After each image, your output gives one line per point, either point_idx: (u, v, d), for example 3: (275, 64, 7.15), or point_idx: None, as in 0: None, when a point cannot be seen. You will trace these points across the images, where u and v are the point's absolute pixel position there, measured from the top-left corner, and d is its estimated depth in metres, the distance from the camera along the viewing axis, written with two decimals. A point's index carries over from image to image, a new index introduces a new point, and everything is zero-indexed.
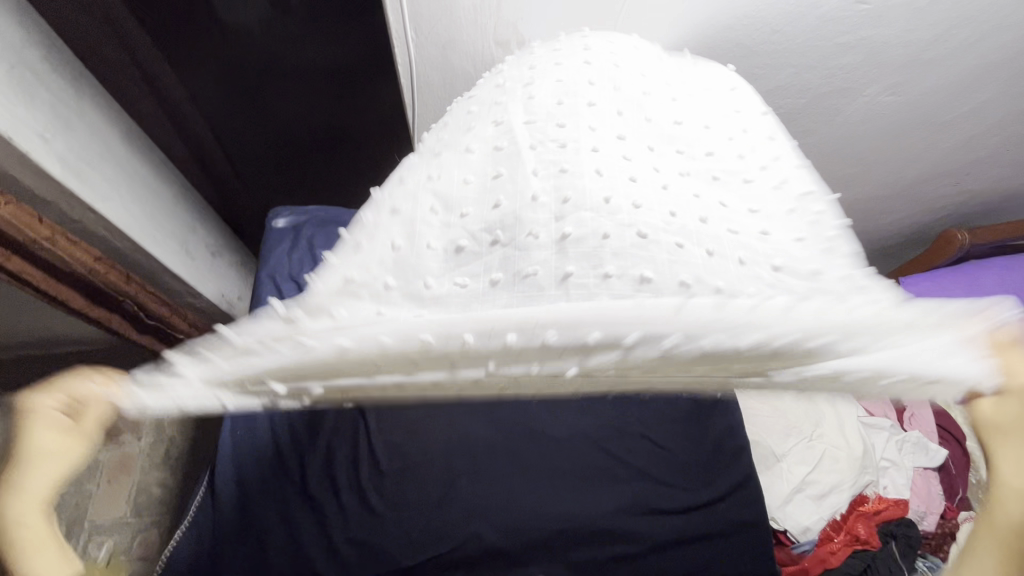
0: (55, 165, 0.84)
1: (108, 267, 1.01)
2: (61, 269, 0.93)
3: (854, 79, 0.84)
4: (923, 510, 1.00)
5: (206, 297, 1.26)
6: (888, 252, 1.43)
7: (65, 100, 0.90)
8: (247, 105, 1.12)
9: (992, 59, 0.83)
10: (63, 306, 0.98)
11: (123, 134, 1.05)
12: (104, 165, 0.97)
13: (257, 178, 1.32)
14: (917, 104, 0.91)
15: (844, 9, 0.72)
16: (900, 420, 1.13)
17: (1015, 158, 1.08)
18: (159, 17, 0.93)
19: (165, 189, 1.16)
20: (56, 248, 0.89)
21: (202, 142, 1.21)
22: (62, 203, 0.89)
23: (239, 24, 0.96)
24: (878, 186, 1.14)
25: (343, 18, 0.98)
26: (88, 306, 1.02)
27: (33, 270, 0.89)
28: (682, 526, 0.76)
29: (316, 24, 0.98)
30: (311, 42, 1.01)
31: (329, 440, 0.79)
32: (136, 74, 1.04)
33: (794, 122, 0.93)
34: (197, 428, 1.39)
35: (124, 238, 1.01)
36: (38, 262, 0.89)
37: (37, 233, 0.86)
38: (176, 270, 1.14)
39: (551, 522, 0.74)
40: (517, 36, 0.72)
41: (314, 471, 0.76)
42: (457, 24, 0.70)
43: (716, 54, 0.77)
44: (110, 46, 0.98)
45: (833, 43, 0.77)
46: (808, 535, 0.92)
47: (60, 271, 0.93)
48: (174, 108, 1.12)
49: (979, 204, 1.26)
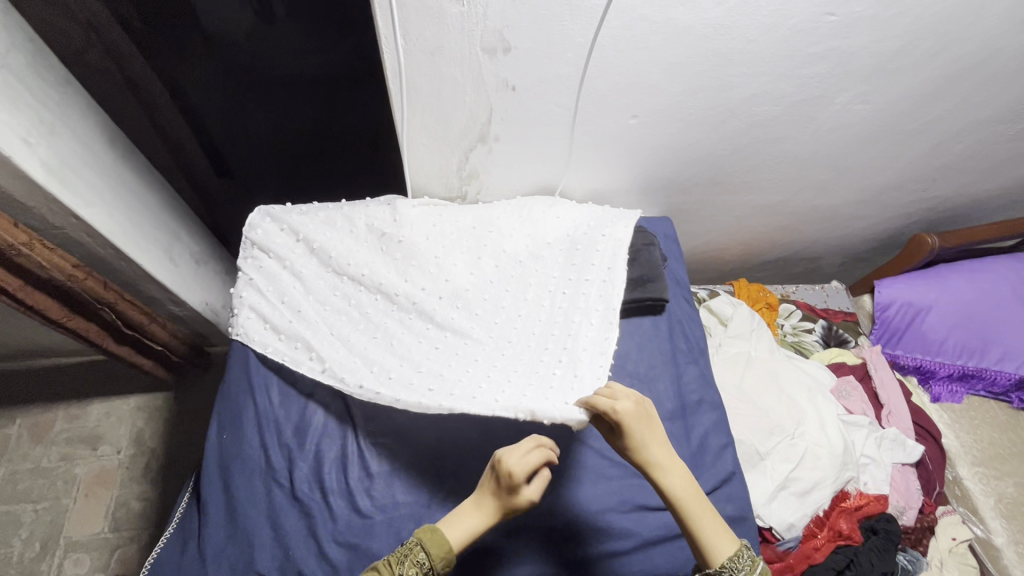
0: (38, 170, 0.83)
1: (87, 275, 1.02)
2: (38, 275, 0.95)
3: (824, 88, 0.88)
4: (902, 504, 1.04)
5: (190, 306, 1.24)
6: (862, 257, 1.48)
7: (51, 107, 0.90)
8: (233, 113, 1.18)
9: (953, 69, 0.88)
10: (40, 314, 1.01)
11: (109, 139, 1.05)
12: (89, 171, 0.97)
13: (246, 187, 1.33)
14: (883, 113, 0.95)
15: (813, 20, 0.75)
16: (878, 418, 1.16)
17: (978, 164, 1.14)
18: (145, 27, 1.02)
19: (151, 195, 1.16)
20: (34, 255, 0.92)
21: (188, 153, 1.23)
22: (44, 208, 0.88)
23: (223, 32, 1.07)
24: (850, 194, 1.18)
25: (331, 24, 1.10)
26: (67, 315, 1.05)
27: (11, 279, 0.92)
28: (668, 523, 0.77)
29: (307, 28, 1.10)
30: (299, 48, 1.12)
31: (318, 441, 0.77)
32: (123, 87, 1.08)
33: (770, 130, 0.96)
34: (179, 440, 1.37)
35: (107, 244, 1.00)
36: (16, 270, 0.92)
37: (15, 239, 0.89)
38: (160, 277, 1.14)
39: (539, 521, 0.75)
40: (503, 44, 0.74)
41: (302, 474, 0.75)
42: (444, 32, 0.71)
43: (695, 63, 0.80)
44: (93, 52, 1.01)
45: (803, 53, 0.81)
46: (792, 532, 0.94)
47: (38, 278, 0.96)
48: (159, 120, 1.16)
49: (946, 210, 1.31)
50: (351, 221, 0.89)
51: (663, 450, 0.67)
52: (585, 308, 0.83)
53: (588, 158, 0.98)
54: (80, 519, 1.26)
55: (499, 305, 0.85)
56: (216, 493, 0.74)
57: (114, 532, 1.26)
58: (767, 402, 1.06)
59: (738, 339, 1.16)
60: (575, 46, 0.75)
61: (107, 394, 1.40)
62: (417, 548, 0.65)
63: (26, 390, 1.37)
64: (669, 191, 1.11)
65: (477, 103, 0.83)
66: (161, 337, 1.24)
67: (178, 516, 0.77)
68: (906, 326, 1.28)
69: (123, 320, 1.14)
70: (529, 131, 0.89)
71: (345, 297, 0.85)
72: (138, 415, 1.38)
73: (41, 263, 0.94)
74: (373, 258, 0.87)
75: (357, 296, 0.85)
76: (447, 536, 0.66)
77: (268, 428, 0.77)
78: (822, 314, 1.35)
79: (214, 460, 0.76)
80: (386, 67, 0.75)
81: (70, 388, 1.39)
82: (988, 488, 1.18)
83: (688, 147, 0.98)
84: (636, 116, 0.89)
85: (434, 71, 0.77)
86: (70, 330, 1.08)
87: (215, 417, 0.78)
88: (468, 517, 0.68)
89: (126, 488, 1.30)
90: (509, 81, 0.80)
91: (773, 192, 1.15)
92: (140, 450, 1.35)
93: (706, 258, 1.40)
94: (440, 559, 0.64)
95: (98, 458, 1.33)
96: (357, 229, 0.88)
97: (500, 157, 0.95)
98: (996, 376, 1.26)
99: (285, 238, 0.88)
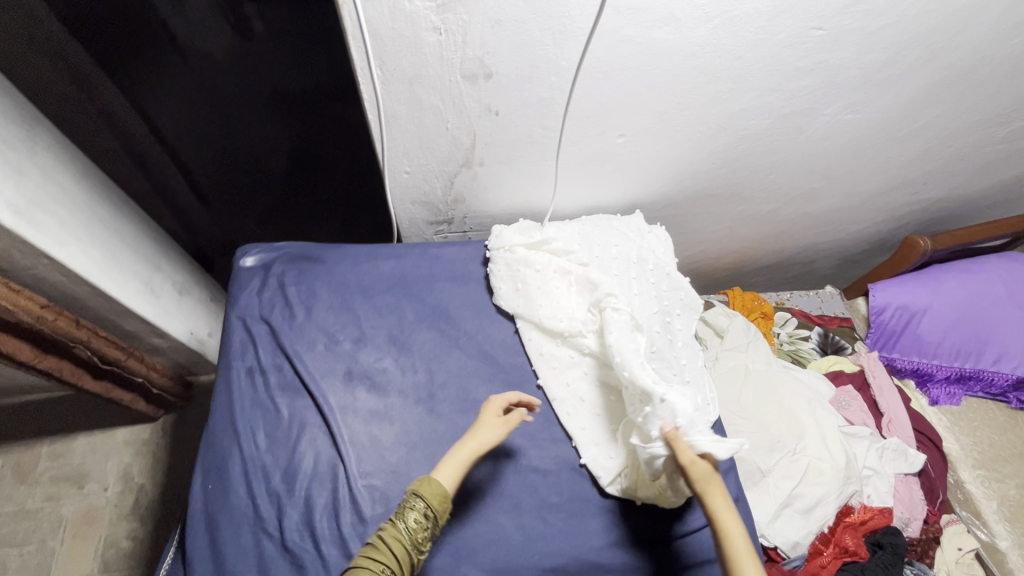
0: (4, 213, 0.80)
1: (57, 315, 0.99)
2: (6, 319, 0.91)
3: (813, 100, 0.86)
4: (907, 516, 1.03)
5: (175, 337, 1.20)
6: (855, 260, 1.46)
7: (16, 144, 0.86)
8: (209, 143, 1.17)
9: (941, 77, 0.87)
10: (9, 358, 0.97)
11: (79, 173, 1.01)
12: (59, 209, 0.93)
13: (226, 215, 1.31)
14: (873, 121, 0.94)
15: (800, 35, 0.74)
16: (878, 428, 1.14)
17: (968, 166, 1.13)
18: (87, 31, 0.98)
19: (128, 225, 1.12)
20: None
21: (165, 181, 1.23)
22: (12, 249, 0.85)
23: (202, 48, 1.02)
24: (840, 201, 1.17)
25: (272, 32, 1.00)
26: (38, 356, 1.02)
27: None
28: (673, 555, 0.75)
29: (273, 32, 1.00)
30: (277, 47, 1.02)
31: (307, 486, 0.74)
32: (93, 111, 1.09)
33: (760, 142, 0.95)
34: (168, 475, 1.33)
35: (82, 282, 0.96)
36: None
37: None
38: (140, 311, 1.10)
39: (542, 560, 0.73)
40: (483, 70, 0.71)
41: (292, 522, 0.71)
42: (421, 61, 0.69)
43: (681, 81, 0.78)
44: (59, 81, 1.03)
45: (792, 67, 0.79)
46: (798, 550, 0.92)
47: (4, 321, 0.92)
48: (132, 145, 1.15)
49: (936, 212, 1.30)
50: (369, 328, 0.87)
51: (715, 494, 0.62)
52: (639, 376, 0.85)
53: (575, 179, 0.96)
54: (68, 561, 1.23)
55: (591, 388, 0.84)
56: (202, 547, 0.71)
57: (105, 573, 1.22)
58: (767, 418, 1.04)
59: (735, 352, 1.15)
60: (559, 69, 0.72)
61: (92, 429, 1.36)
62: (414, 499, 0.64)
63: (7, 430, 1.33)
64: (660, 205, 1.09)
65: (460, 129, 0.81)
66: (139, 372, 1.20)
67: (164, 569, 0.73)
68: (901, 329, 1.27)
69: (101, 357, 1.10)
70: (513, 154, 0.87)
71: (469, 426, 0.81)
72: (125, 450, 1.34)
73: (7, 306, 0.90)
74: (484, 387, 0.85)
75: (464, 411, 0.82)
76: (440, 480, 0.66)
77: (255, 474, 0.74)
78: (817, 321, 1.33)
79: (199, 509, 0.73)
80: (364, 98, 0.74)
81: (52, 424, 1.35)
82: (991, 491, 1.17)
83: (678, 163, 0.96)
84: (624, 135, 0.86)
85: (413, 100, 0.75)
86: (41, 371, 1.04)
87: (199, 466, 0.75)
88: (455, 460, 0.68)
89: (115, 527, 1.27)
90: (491, 107, 0.77)
91: (765, 201, 1.14)
92: (129, 486, 1.31)
93: (700, 268, 1.38)
94: (434, 498, 0.64)
95: (85, 496, 1.29)
96: (379, 342, 0.86)
97: (486, 179, 0.93)
98: (994, 377, 1.25)
99: (327, 367, 0.83)
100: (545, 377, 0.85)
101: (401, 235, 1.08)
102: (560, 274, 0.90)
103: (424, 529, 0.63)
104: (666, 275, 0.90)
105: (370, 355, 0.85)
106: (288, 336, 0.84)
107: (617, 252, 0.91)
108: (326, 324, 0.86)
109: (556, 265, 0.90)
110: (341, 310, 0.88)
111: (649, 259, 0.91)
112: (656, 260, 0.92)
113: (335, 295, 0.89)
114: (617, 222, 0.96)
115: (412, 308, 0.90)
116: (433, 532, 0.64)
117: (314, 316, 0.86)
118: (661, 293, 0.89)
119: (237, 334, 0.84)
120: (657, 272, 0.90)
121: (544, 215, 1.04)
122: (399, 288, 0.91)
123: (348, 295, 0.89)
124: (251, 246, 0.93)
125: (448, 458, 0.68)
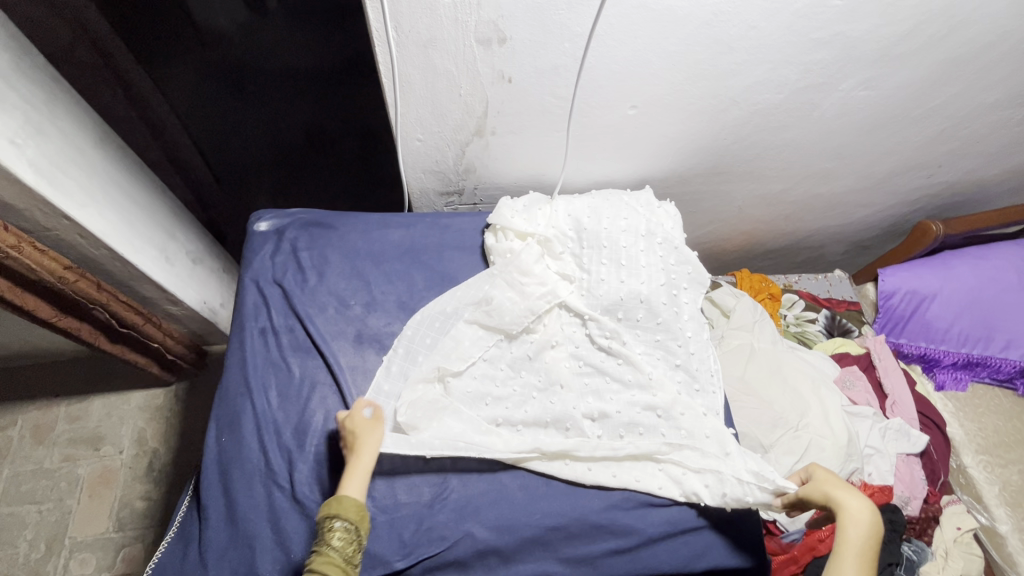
0: (27, 171, 0.82)
1: (78, 276, 1.01)
2: (27, 276, 0.94)
3: (828, 75, 0.86)
4: (907, 495, 1.04)
5: (188, 305, 1.23)
6: (866, 245, 1.46)
7: (38, 106, 0.88)
8: (219, 121, 1.19)
9: (959, 54, 0.86)
10: (31, 315, 1.00)
11: (98, 140, 1.03)
12: (79, 173, 0.95)
13: (237, 187, 1.33)
14: (888, 99, 0.93)
15: (817, 5, 0.73)
16: (882, 409, 1.15)
17: (985, 149, 1.12)
18: (135, 40, 1.07)
19: (144, 193, 1.13)
20: (22, 257, 0.90)
21: (178, 147, 1.23)
22: (34, 209, 0.87)
23: (213, 24, 1.06)
24: (852, 182, 1.17)
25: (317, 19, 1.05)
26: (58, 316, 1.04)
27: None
28: (673, 519, 0.76)
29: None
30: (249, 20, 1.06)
31: (317, 443, 0.76)
32: (111, 82, 1.11)
33: (772, 118, 0.94)
34: (181, 440, 1.37)
35: (100, 245, 0.99)
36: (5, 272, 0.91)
37: (2, 242, 0.87)
38: (156, 277, 1.12)
39: (544, 519, 0.75)
40: (498, 35, 0.72)
41: (302, 475, 0.74)
42: (437, 24, 0.69)
43: (695, 51, 0.78)
44: (80, 49, 1.05)
45: (807, 39, 0.78)
46: (796, 524, 0.94)
47: (27, 279, 0.94)
48: (148, 114, 1.16)
49: (949, 198, 1.29)
50: (379, 297, 0.88)
51: (847, 488, 0.65)
52: (644, 350, 0.85)
53: (585, 152, 0.96)
54: (85, 519, 1.27)
55: (595, 363, 0.85)
56: (216, 497, 0.74)
57: (120, 531, 1.26)
58: (770, 395, 1.05)
59: (741, 330, 1.15)
60: (572, 35, 0.73)
61: (107, 394, 1.39)
62: (330, 521, 0.63)
63: (26, 392, 1.37)
64: (670, 182, 1.09)
65: (472, 95, 0.81)
66: (155, 337, 1.22)
67: (179, 518, 0.76)
68: (910, 314, 1.27)
69: (118, 320, 1.13)
70: (525, 124, 0.88)
71: (482, 397, 0.81)
72: (140, 414, 1.38)
73: (30, 265, 0.92)
74: (490, 355, 0.85)
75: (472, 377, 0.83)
76: (351, 495, 0.65)
77: (267, 429, 0.76)
78: (825, 304, 1.33)
79: (213, 461, 0.75)
80: (379, 61, 0.74)
81: (69, 388, 1.38)
82: (994, 476, 1.17)
83: (690, 138, 0.96)
84: (636, 106, 0.87)
85: (428, 64, 0.75)
86: (59, 330, 1.07)
87: (214, 420, 0.77)
88: (358, 473, 0.68)
89: (130, 488, 1.30)
90: (505, 73, 0.78)
91: (776, 180, 1.13)
92: (144, 448, 1.35)
93: (708, 248, 1.38)
94: (353, 510, 0.64)
95: (101, 457, 1.33)
96: (390, 310, 0.87)
97: (498, 150, 0.93)
98: (1001, 364, 1.25)
99: (339, 331, 0.84)
100: (551, 347, 0.86)
101: (411, 206, 1.09)
102: (568, 249, 0.91)
103: (351, 543, 0.63)
104: (676, 250, 0.90)
105: (379, 320, 0.86)
106: (300, 299, 0.85)
107: (626, 224, 0.91)
108: (337, 289, 0.87)
109: (561, 239, 0.91)
110: (353, 277, 0.89)
111: (660, 233, 0.91)
112: (667, 235, 0.91)
113: (347, 261, 0.90)
114: (626, 195, 0.96)
115: (422, 276, 0.91)
116: (362, 542, 0.64)
117: (326, 280, 0.88)
118: (668, 267, 0.89)
119: (251, 296, 0.86)
120: (667, 245, 0.90)
121: (554, 188, 1.04)
122: (411, 258, 0.92)
123: (359, 262, 0.90)
124: (265, 211, 0.94)
125: (350, 474, 0.67)
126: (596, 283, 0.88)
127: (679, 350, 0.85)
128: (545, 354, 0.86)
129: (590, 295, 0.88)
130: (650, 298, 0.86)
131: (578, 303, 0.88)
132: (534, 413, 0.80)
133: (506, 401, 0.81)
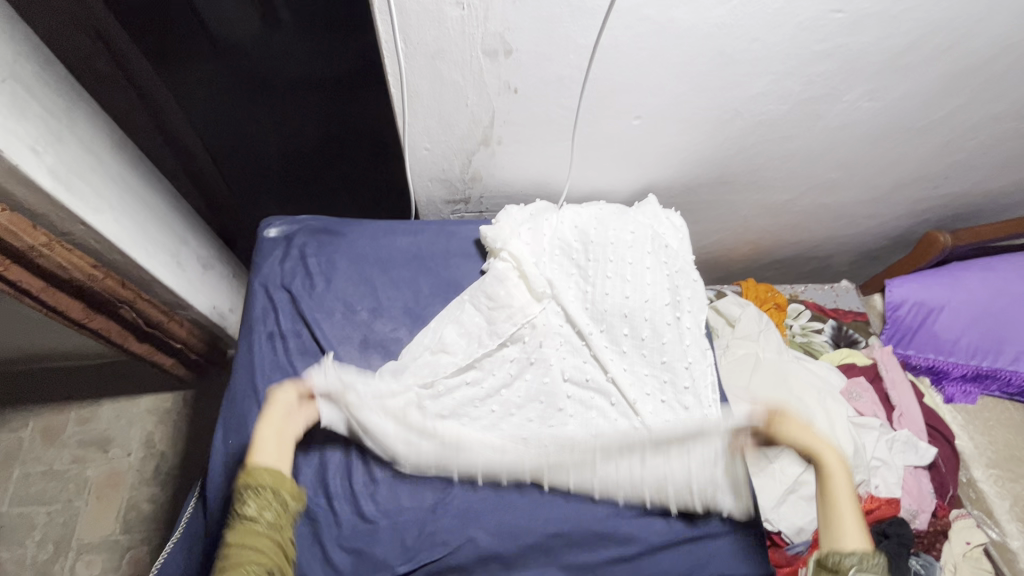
0: (45, 177, 0.84)
1: (106, 275, 1.03)
2: (60, 275, 0.96)
3: (832, 86, 0.87)
4: (914, 509, 1.03)
5: (198, 310, 1.24)
6: (873, 255, 1.45)
7: (58, 114, 0.91)
8: (234, 125, 1.19)
9: (962, 66, 0.86)
10: (62, 315, 1.02)
11: (115, 147, 1.06)
12: (95, 179, 0.97)
13: (248, 193, 1.34)
14: (894, 110, 0.94)
15: (819, 18, 0.74)
16: (889, 420, 1.14)
17: (995, 160, 1.11)
18: (151, 48, 1.04)
19: (157, 200, 1.16)
20: (55, 256, 0.92)
21: (192, 155, 1.24)
22: (50, 214, 0.89)
23: (228, 35, 1.03)
24: (859, 192, 1.16)
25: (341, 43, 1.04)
26: (86, 315, 1.06)
27: (32, 279, 0.94)
28: (677, 529, 0.76)
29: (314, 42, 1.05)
30: (264, 28, 1.03)
31: (321, 448, 0.78)
32: (127, 90, 1.10)
33: (777, 128, 0.95)
34: (188, 443, 1.38)
35: (114, 250, 1.01)
36: (37, 271, 0.94)
37: (35, 241, 0.89)
38: (166, 282, 1.13)
39: (547, 527, 0.75)
40: (504, 47, 0.73)
41: (307, 480, 0.76)
42: (444, 36, 0.71)
43: (696, 64, 0.79)
44: (100, 59, 1.04)
45: (810, 51, 0.79)
46: (802, 535, 0.93)
47: (58, 279, 0.97)
48: (165, 123, 1.17)
49: (957, 209, 1.29)
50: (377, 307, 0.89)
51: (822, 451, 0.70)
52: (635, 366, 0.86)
53: (590, 161, 0.97)
54: (93, 520, 1.28)
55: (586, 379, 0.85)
56: (222, 500, 0.75)
57: (126, 533, 1.27)
58: (775, 404, 1.04)
59: (745, 340, 1.15)
60: (577, 48, 0.74)
61: (116, 398, 1.41)
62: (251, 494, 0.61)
63: (37, 395, 1.39)
64: (675, 191, 1.10)
65: (479, 106, 0.83)
66: (179, 334, 1.24)
67: (185, 519, 0.78)
68: (917, 325, 1.26)
69: (144, 318, 1.15)
70: (529, 135, 0.89)
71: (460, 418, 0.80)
72: (148, 417, 1.40)
73: (61, 264, 0.94)
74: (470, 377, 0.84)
75: (458, 395, 0.83)
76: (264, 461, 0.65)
77: None
78: (831, 314, 1.33)
79: (220, 464, 0.77)
80: (388, 73, 0.76)
81: (80, 391, 1.40)
82: (1004, 490, 1.16)
83: (694, 148, 0.97)
84: (640, 117, 0.88)
85: (435, 75, 0.77)
86: (90, 330, 1.09)
87: (221, 423, 0.79)
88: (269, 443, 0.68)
89: (137, 490, 1.32)
90: (511, 84, 0.79)
91: (781, 190, 1.13)
92: (151, 451, 1.37)
93: (712, 258, 1.38)
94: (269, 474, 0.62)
95: (109, 460, 1.34)
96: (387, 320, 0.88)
97: (504, 159, 0.95)
98: (1012, 376, 1.23)
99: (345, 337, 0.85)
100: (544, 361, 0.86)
101: (419, 214, 1.11)
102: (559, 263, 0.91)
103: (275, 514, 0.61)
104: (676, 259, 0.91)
105: (385, 326, 0.87)
106: (308, 304, 0.86)
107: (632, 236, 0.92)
108: (344, 294, 0.89)
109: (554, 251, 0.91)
110: (360, 282, 0.90)
111: (660, 245, 0.92)
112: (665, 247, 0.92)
113: (354, 266, 0.91)
114: (632, 209, 0.97)
115: (427, 282, 0.92)
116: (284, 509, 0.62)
117: (334, 285, 0.89)
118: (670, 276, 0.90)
119: (259, 301, 0.87)
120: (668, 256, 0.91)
121: (559, 197, 1.06)
122: (412, 267, 0.93)
123: (366, 269, 0.92)
124: (274, 217, 0.96)
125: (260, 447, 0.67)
126: (599, 295, 0.89)
127: (679, 373, 0.83)
128: (532, 372, 0.86)
129: (580, 308, 0.89)
130: (653, 316, 0.87)
131: (570, 316, 0.88)
132: (525, 431, 0.80)
133: (485, 420, 0.81)
